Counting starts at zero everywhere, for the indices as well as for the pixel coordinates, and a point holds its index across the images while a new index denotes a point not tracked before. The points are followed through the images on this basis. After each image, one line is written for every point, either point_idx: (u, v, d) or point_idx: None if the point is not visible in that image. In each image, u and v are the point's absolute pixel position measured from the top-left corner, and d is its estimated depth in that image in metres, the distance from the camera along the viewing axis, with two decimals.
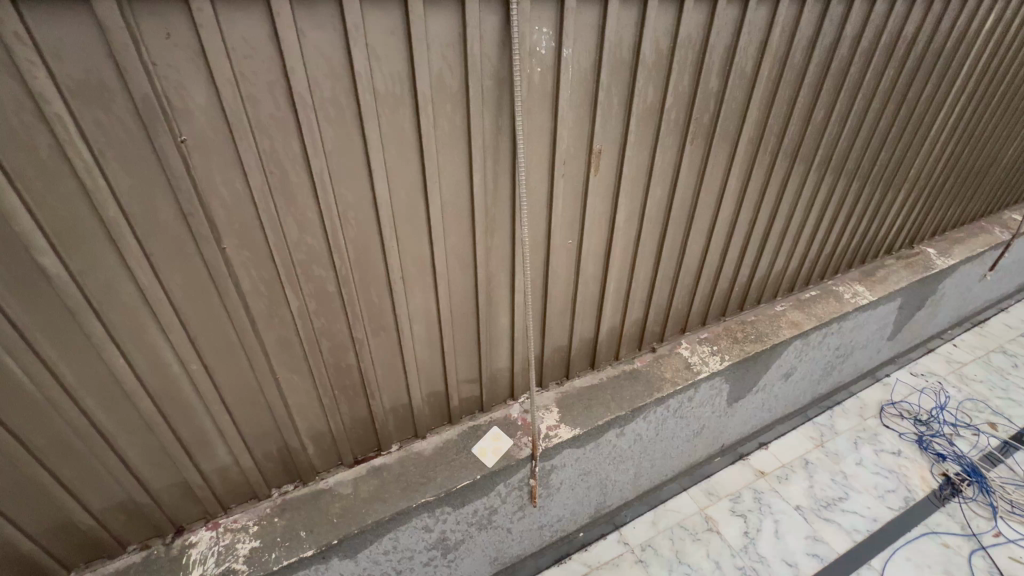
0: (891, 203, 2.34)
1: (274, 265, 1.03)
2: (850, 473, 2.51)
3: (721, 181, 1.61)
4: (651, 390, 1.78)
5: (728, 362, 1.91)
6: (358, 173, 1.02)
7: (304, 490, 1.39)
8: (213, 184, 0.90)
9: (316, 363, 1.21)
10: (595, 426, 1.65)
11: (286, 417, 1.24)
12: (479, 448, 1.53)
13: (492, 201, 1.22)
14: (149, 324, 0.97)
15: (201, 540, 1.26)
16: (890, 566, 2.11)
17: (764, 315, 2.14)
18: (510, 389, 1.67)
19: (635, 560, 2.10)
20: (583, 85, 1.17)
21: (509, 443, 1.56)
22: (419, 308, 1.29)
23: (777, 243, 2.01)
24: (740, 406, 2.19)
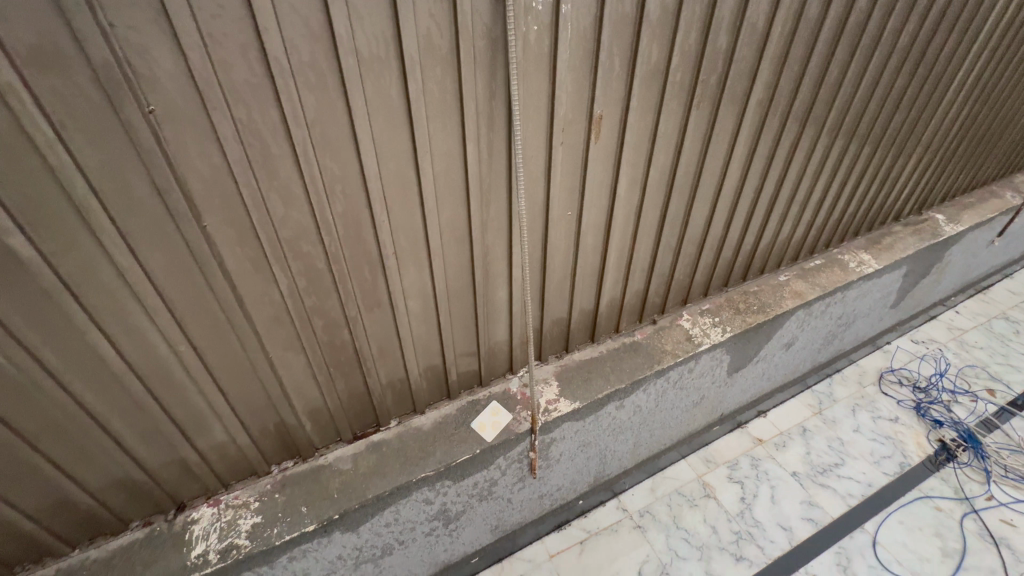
0: (903, 167, 2.26)
1: (260, 243, 0.99)
2: (847, 439, 2.53)
3: (727, 146, 1.53)
4: (651, 362, 1.76)
5: (730, 334, 1.89)
6: (344, 144, 0.96)
7: (304, 466, 1.39)
8: (188, 159, 0.85)
9: (310, 340, 1.18)
10: (595, 400, 1.64)
11: (281, 395, 1.23)
12: (478, 422, 1.53)
13: (488, 172, 1.16)
14: (133, 305, 0.94)
15: (202, 516, 1.27)
16: (883, 529, 2.16)
17: (767, 285, 2.11)
18: (509, 363, 1.66)
19: (633, 525, 2.15)
20: (584, 44, 1.09)
21: (509, 417, 1.55)
22: (414, 282, 1.26)
23: (784, 211, 1.95)
24: (740, 376, 2.18)
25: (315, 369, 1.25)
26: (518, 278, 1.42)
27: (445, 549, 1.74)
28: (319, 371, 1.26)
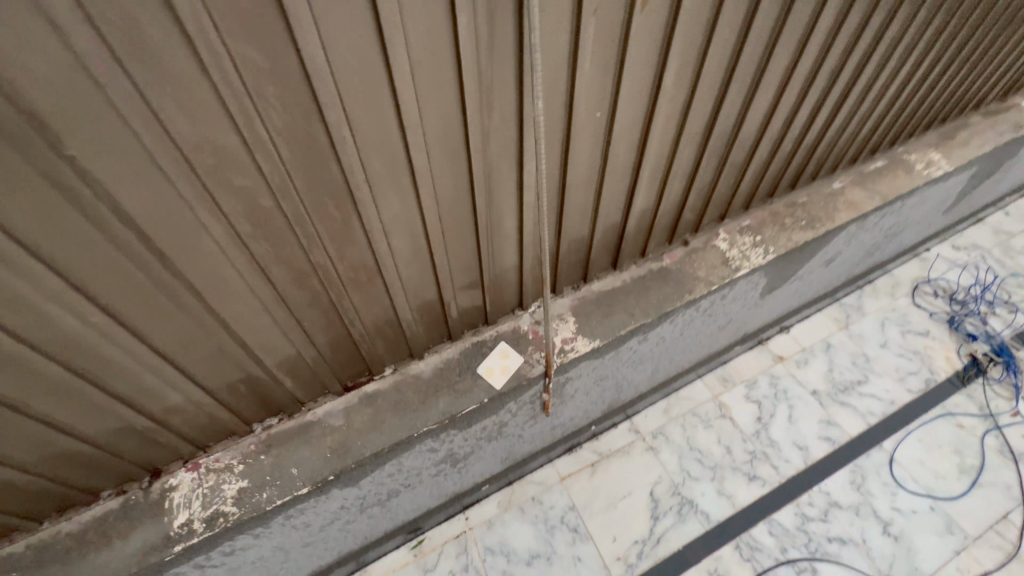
0: (1005, 42, 1.80)
1: (166, 175, 0.71)
2: (873, 356, 2.40)
3: (809, 16, 1.14)
4: (681, 291, 1.53)
5: (772, 256, 1.63)
6: (271, 21, 0.63)
7: (290, 423, 1.24)
8: (12, 51, 0.53)
9: (270, 290, 0.95)
10: (617, 337, 1.44)
11: (247, 352, 1.03)
12: (485, 368, 1.34)
13: (488, 60, 0.81)
14: (4, 270, 0.68)
15: (182, 483, 1.14)
16: (902, 447, 2.11)
17: (818, 194, 1.79)
18: (518, 297, 1.43)
19: (645, 447, 2.10)
20: None
21: (519, 361, 1.36)
22: (398, 215, 0.98)
23: (856, 102, 1.57)
24: (773, 297, 1.96)
25: (284, 322, 1.02)
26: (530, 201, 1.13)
27: (453, 484, 1.68)
28: (290, 324, 1.04)
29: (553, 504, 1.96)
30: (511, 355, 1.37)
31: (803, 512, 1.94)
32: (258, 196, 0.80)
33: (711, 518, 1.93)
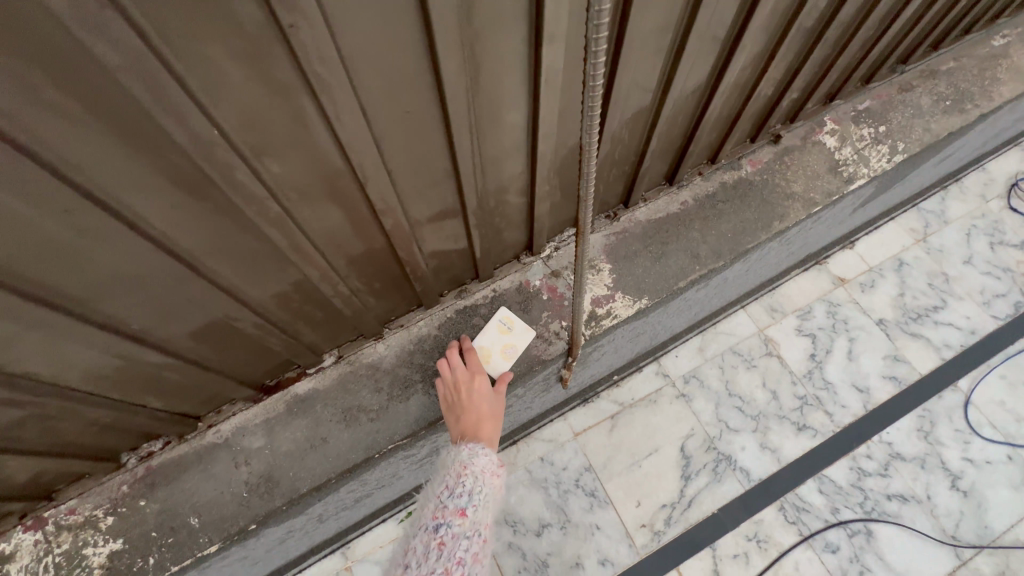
0: None
1: None
2: (954, 275, 1.96)
3: None
4: (768, 219, 1.02)
5: (901, 160, 1.09)
6: None
7: (179, 452, 0.99)
8: None
9: (57, 231, 0.58)
10: (673, 292, 0.97)
11: (63, 320, 0.67)
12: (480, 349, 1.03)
13: None
14: None
15: (21, 550, 0.92)
16: (980, 387, 1.77)
17: (968, 59, 1.20)
18: (529, 215, 1.01)
19: (676, 395, 1.74)
20: None
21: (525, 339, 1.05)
22: (240, 99, 0.57)
23: None
24: (868, 207, 1.43)
25: (106, 279, 0.66)
26: (489, 77, 0.68)
27: None
28: (146, 275, 0.69)
29: (566, 465, 1.65)
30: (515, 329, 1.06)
31: (860, 466, 1.65)
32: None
33: (751, 477, 1.64)
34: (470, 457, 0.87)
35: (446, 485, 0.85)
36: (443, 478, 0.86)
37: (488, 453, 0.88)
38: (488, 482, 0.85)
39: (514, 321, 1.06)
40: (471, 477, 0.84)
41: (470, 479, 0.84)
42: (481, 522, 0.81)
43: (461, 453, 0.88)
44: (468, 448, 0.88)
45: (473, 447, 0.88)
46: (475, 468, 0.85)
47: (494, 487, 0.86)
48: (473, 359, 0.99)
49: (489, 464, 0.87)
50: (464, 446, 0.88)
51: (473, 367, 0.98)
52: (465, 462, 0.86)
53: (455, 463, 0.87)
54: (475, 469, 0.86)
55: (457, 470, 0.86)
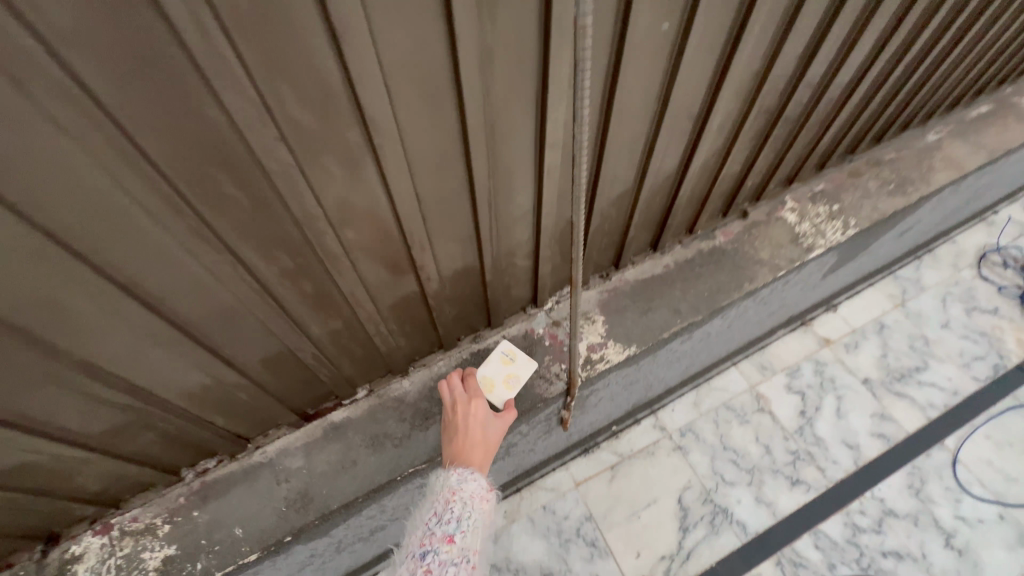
0: None
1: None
2: (934, 338, 2.09)
3: None
4: (740, 280, 1.19)
5: (854, 231, 1.27)
6: None
7: (232, 467, 1.06)
8: None
9: (164, 274, 0.71)
10: (658, 342, 1.11)
11: (152, 349, 0.79)
12: (484, 380, 1.12)
13: None
14: None
15: (87, 551, 0.96)
16: (966, 446, 1.84)
17: (909, 150, 1.42)
18: (533, 278, 1.19)
19: (673, 448, 1.83)
20: None
21: (527, 370, 1.15)
22: (317, 179, 0.72)
23: (982, 23, 1.17)
24: (836, 276, 1.62)
25: (190, 318, 0.79)
26: (508, 164, 0.86)
27: None
28: (218, 316, 0.81)
29: (567, 514, 1.71)
30: (518, 360, 1.15)
31: (854, 522, 1.70)
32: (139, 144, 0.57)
33: (747, 530, 1.69)
34: (459, 483, 0.89)
35: (434, 511, 0.87)
36: (432, 504, 0.88)
37: (476, 480, 0.90)
38: (476, 510, 0.87)
39: (517, 353, 1.16)
40: (458, 504, 0.86)
41: (458, 506, 0.86)
42: (470, 548, 0.83)
43: (451, 479, 0.90)
44: (458, 473, 0.90)
45: (463, 472, 0.90)
46: (463, 495, 0.88)
47: (482, 514, 0.88)
48: (474, 388, 1.07)
49: (478, 492, 0.89)
50: (454, 470, 0.91)
51: (473, 394, 1.05)
52: (454, 488, 0.88)
53: (444, 489, 0.89)
54: (464, 496, 0.88)
55: (445, 496, 0.88)
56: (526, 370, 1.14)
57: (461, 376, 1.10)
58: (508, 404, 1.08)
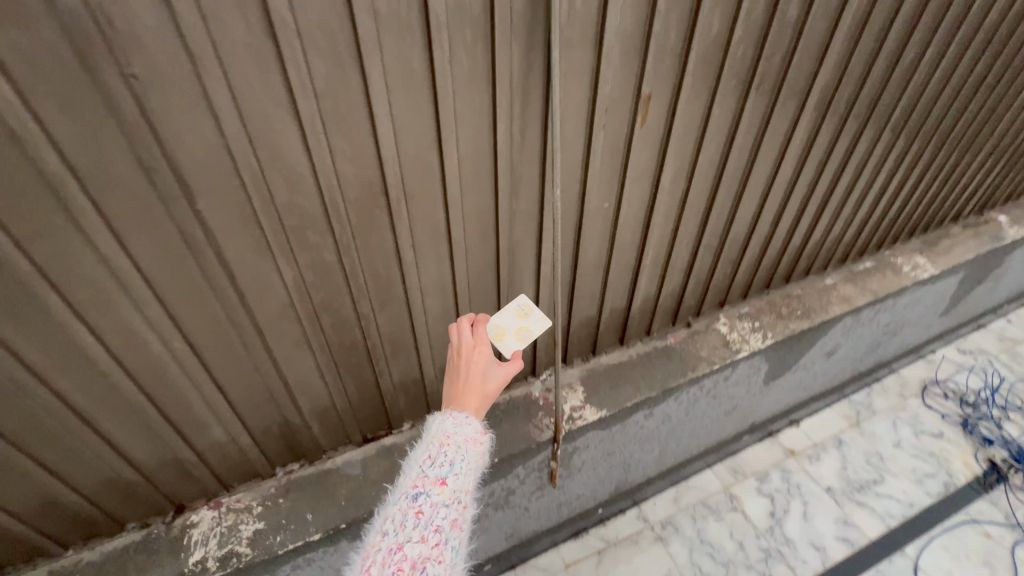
0: (969, 164, 2.03)
1: (262, 230, 0.88)
2: (888, 455, 2.36)
3: (784, 136, 1.37)
4: (684, 369, 1.62)
5: (770, 341, 1.74)
6: (359, 119, 0.84)
7: (310, 469, 1.31)
8: (178, 130, 0.72)
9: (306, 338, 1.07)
10: (623, 408, 1.51)
11: (278, 389, 1.13)
12: (496, 327, 1.14)
13: (520, 155, 1.02)
14: (118, 296, 0.84)
15: (201, 520, 1.20)
16: (925, 555, 2.02)
17: (812, 288, 1.94)
18: (531, 363, 1.53)
19: (654, 537, 2.04)
20: (637, 9, 0.94)
21: (538, 326, 1.16)
22: (410, 281, 1.10)
23: (835, 210, 1.78)
24: (776, 385, 2.04)
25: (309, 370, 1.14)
26: (527, 279, 1.29)
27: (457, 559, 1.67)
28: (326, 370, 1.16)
29: None
30: (532, 317, 1.17)
31: None
32: (324, 259, 0.97)
33: None
34: (454, 428, 0.83)
35: (427, 454, 0.80)
36: (424, 448, 0.81)
37: (472, 425, 0.84)
38: (471, 453, 0.81)
39: (532, 309, 1.18)
40: (452, 448, 0.80)
41: (452, 449, 0.80)
42: (463, 491, 0.77)
43: (446, 424, 0.84)
44: (453, 419, 0.84)
45: (458, 418, 0.85)
46: (457, 440, 0.81)
47: (477, 458, 0.82)
48: (481, 334, 1.03)
49: (474, 436, 0.83)
50: (449, 416, 0.85)
51: (480, 339, 1.01)
52: (449, 433, 0.82)
53: (437, 433, 0.83)
54: (459, 440, 0.81)
55: (439, 440, 0.81)
56: (539, 327, 1.16)
57: (471, 323, 1.06)
58: (516, 351, 1.09)
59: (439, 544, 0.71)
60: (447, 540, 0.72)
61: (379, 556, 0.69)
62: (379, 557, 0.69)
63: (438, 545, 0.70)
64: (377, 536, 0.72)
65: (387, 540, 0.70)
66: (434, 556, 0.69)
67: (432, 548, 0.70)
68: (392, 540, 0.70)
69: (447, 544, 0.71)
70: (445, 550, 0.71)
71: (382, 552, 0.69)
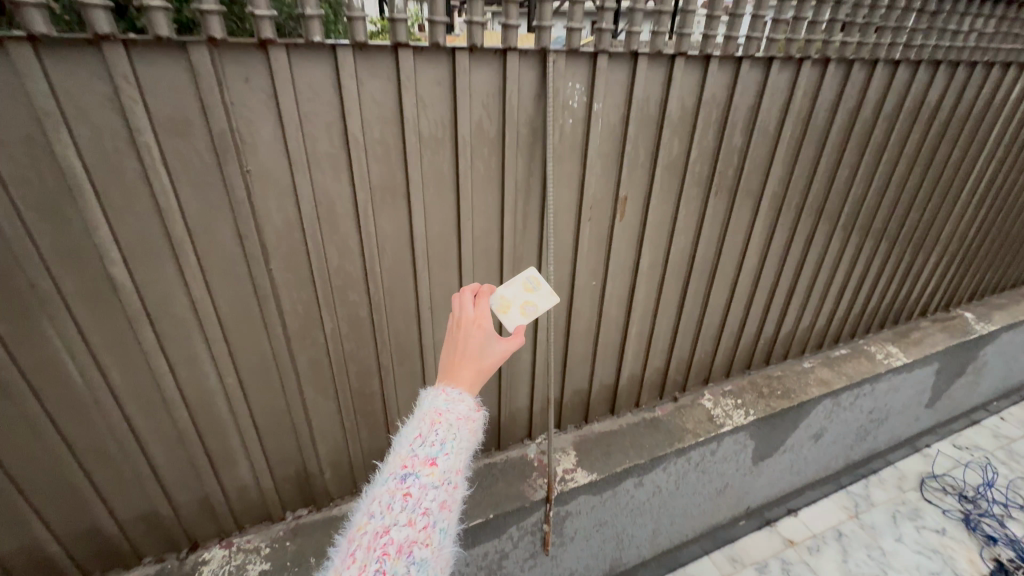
0: (923, 264, 2.28)
1: (315, 288, 1.10)
2: (890, 550, 2.32)
3: (745, 233, 1.63)
4: (672, 440, 1.72)
5: (753, 417, 1.85)
6: (398, 207, 1.10)
7: (316, 516, 1.41)
8: (268, 210, 0.98)
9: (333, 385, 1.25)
10: (613, 473, 1.60)
11: (303, 430, 1.28)
12: (501, 298, 1.10)
13: (522, 239, 1.28)
14: (194, 334, 1.04)
15: (213, 557, 1.29)
16: None
17: (791, 371, 2.09)
18: (527, 428, 1.68)
19: None
20: (612, 135, 1.24)
21: (544, 303, 1.13)
22: (427, 340, 1.30)
23: (803, 299, 2.00)
24: (765, 467, 2.10)
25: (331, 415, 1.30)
26: (525, 346, 1.49)
27: None
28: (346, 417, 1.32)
29: None
30: (539, 292, 1.14)
31: None
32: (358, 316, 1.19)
33: None
34: (447, 405, 0.76)
35: (417, 432, 0.73)
36: (414, 425, 0.74)
37: (466, 402, 0.77)
38: (464, 433, 0.74)
39: (540, 284, 1.15)
40: (445, 426, 0.73)
41: (444, 428, 0.73)
42: (454, 471, 0.71)
43: (438, 400, 0.77)
44: (446, 395, 0.78)
45: (450, 394, 0.78)
46: (450, 418, 0.74)
47: (470, 436, 0.76)
48: (483, 306, 0.93)
49: (468, 414, 0.76)
50: (443, 392, 0.78)
51: (481, 311, 0.91)
52: (441, 410, 0.75)
53: (429, 410, 0.76)
54: (451, 418, 0.75)
55: (430, 418, 0.75)
56: (545, 303, 1.13)
57: (473, 295, 0.97)
58: (521, 323, 1.06)
59: (428, 526, 0.65)
60: (435, 523, 0.66)
61: (365, 539, 0.64)
62: (365, 541, 0.63)
63: (426, 528, 0.65)
64: (363, 518, 0.67)
65: (374, 524, 0.65)
66: (421, 540, 0.64)
67: (420, 531, 0.64)
68: (378, 523, 0.64)
69: (436, 527, 0.66)
70: (433, 534, 0.65)
71: (367, 536, 0.64)
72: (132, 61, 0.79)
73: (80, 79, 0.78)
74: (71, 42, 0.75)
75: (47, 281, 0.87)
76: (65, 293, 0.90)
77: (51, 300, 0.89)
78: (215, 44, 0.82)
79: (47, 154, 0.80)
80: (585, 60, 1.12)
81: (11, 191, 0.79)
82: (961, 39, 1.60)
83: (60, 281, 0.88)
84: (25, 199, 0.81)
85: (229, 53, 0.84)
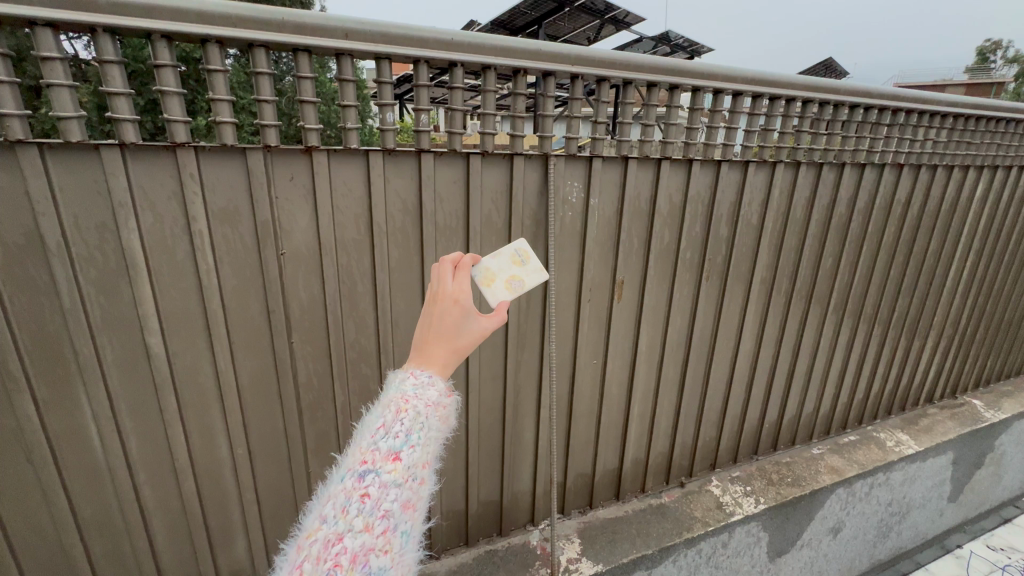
0: (921, 350, 2.32)
1: (331, 361, 1.17)
2: None
3: (739, 315, 1.71)
4: (680, 528, 1.65)
5: (764, 505, 1.78)
6: (414, 287, 1.20)
7: None
8: (296, 288, 1.09)
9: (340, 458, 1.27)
10: (619, 564, 1.49)
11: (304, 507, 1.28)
12: (486, 270, 1.06)
13: (525, 316, 1.36)
14: (213, 405, 1.10)
15: None
16: None
17: (800, 458, 2.05)
18: (531, 513, 1.64)
19: None
20: (608, 226, 1.38)
21: (532, 278, 1.10)
22: None
23: (804, 382, 2.02)
24: (783, 564, 1.96)
25: None
26: (527, 423, 1.51)
27: None
28: None
29: None
30: (527, 266, 1.11)
31: None
32: (370, 391, 1.24)
33: None
34: (415, 391, 0.73)
35: (381, 421, 0.71)
36: (379, 413, 0.72)
37: (436, 387, 0.74)
38: (433, 421, 0.72)
39: (529, 258, 1.12)
40: (411, 415, 0.71)
41: (409, 417, 0.70)
42: (419, 466, 0.69)
43: (406, 384, 0.74)
44: (415, 378, 0.75)
45: (420, 377, 0.75)
46: (417, 406, 0.72)
47: (439, 425, 0.74)
48: (464, 278, 0.87)
49: (438, 400, 0.74)
50: (412, 375, 0.75)
51: (461, 284, 0.85)
52: (408, 396, 0.73)
53: (395, 396, 0.73)
54: (418, 405, 0.72)
55: (396, 405, 0.72)
56: (532, 279, 1.10)
57: (452, 266, 0.91)
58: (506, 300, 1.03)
59: (387, 531, 0.64)
60: (395, 527, 0.65)
61: (314, 549, 0.62)
62: (314, 551, 0.62)
63: (385, 534, 0.64)
64: (316, 523, 0.65)
65: (325, 530, 0.63)
66: (379, 547, 0.63)
67: (378, 537, 0.63)
68: (331, 530, 0.63)
69: (396, 530, 0.65)
70: (393, 538, 0.64)
71: (317, 545, 0.62)
72: (199, 161, 0.94)
73: (154, 178, 0.92)
74: (152, 148, 0.90)
75: (90, 349, 0.95)
76: (104, 360, 0.97)
77: (90, 367, 0.96)
78: (271, 151, 0.98)
79: (115, 238, 0.92)
80: (583, 163, 1.29)
81: (78, 268, 0.90)
82: (918, 145, 1.79)
83: (101, 350, 0.96)
84: (88, 275, 0.92)
85: (281, 159, 1.00)
